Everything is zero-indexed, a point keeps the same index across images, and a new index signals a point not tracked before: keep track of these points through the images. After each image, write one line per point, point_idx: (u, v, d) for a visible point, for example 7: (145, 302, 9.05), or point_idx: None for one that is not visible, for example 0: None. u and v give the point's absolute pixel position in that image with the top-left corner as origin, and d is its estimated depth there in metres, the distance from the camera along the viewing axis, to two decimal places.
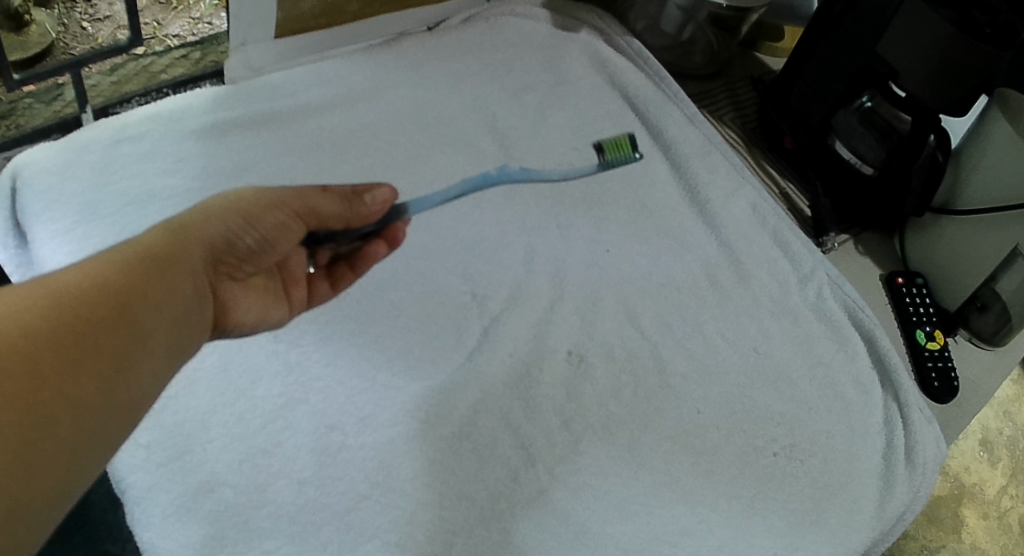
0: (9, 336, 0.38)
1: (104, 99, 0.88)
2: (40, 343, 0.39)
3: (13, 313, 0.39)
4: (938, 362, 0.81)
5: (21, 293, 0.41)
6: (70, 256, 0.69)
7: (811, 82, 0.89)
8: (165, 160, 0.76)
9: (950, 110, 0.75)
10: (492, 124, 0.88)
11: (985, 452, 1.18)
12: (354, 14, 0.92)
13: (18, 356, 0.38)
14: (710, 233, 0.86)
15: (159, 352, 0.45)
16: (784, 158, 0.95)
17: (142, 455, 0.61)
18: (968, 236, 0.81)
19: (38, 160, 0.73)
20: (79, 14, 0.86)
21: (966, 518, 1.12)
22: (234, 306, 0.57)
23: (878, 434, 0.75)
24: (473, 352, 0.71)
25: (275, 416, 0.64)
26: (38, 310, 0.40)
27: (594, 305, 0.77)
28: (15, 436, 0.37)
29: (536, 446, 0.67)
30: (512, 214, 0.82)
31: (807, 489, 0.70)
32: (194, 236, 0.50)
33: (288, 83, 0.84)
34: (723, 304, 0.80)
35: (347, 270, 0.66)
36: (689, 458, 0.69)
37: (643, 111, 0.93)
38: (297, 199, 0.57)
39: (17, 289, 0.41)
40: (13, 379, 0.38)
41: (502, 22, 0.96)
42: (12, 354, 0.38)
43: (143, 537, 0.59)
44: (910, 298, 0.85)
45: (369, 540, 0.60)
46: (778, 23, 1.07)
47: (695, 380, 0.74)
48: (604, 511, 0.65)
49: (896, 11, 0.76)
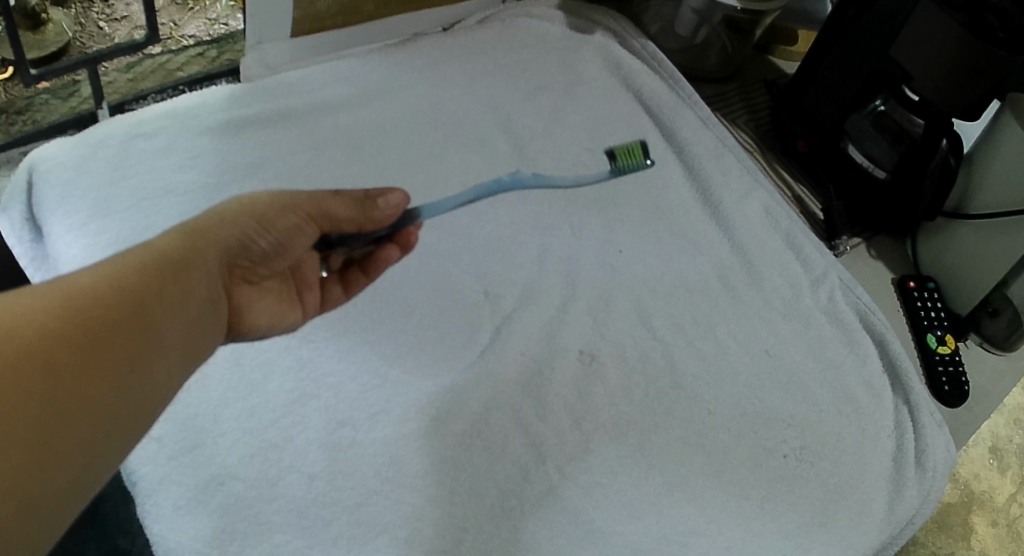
0: (24, 335, 0.39)
1: (121, 95, 0.88)
2: (54, 344, 0.40)
3: (28, 314, 0.40)
4: (949, 366, 0.81)
5: (36, 294, 0.41)
6: (85, 250, 0.69)
7: (825, 85, 0.89)
8: (180, 156, 0.76)
9: (963, 114, 0.76)
10: (506, 124, 0.88)
11: (994, 459, 1.18)
12: (370, 14, 0.92)
13: (32, 356, 0.38)
14: (723, 235, 0.86)
15: (172, 354, 0.46)
16: (797, 162, 0.95)
17: (154, 448, 0.62)
18: (979, 242, 0.81)
19: (54, 155, 0.74)
20: (96, 14, 0.87)
21: (975, 525, 1.12)
22: (248, 308, 0.57)
23: (888, 437, 0.75)
24: (485, 350, 0.72)
25: (287, 412, 0.65)
26: (52, 312, 0.41)
27: (606, 305, 0.77)
28: (30, 435, 0.37)
29: (547, 445, 0.67)
30: (525, 214, 0.82)
31: (817, 491, 0.70)
32: (209, 239, 0.51)
33: (304, 82, 0.84)
34: (734, 306, 0.80)
35: (359, 274, 0.67)
36: (699, 459, 0.70)
37: (656, 113, 0.93)
38: (310, 202, 0.57)
39: (31, 290, 0.41)
40: (29, 377, 0.38)
41: (517, 24, 0.96)
42: (28, 355, 0.38)
43: (154, 529, 0.59)
44: (921, 302, 0.85)
45: (378, 536, 0.60)
46: (790, 27, 1.07)
47: (706, 381, 0.74)
48: (614, 511, 0.65)
49: (910, 15, 0.76)
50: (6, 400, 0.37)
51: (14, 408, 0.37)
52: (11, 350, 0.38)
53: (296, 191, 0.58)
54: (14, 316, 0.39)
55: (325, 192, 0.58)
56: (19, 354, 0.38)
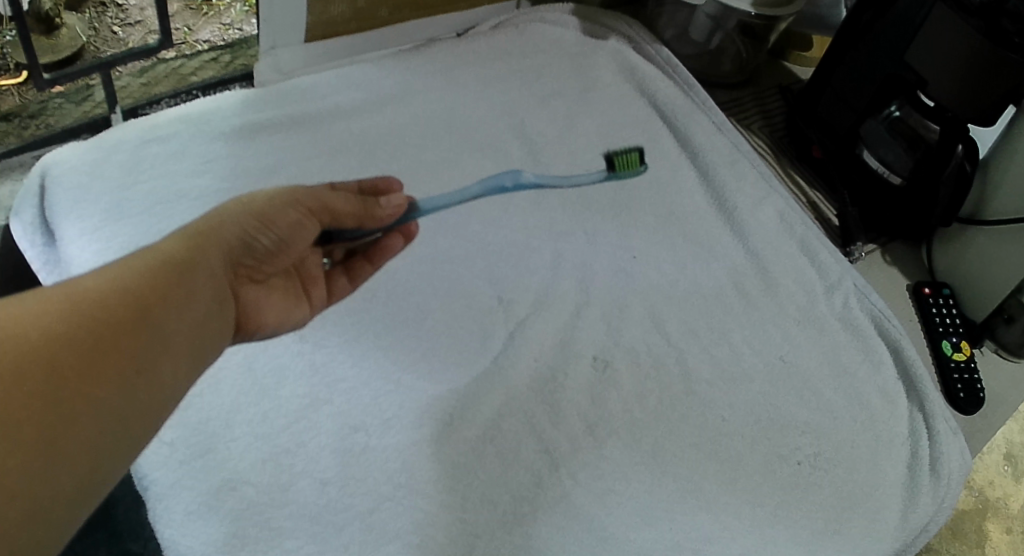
0: (28, 338, 0.39)
1: (134, 100, 0.89)
2: (58, 347, 0.40)
3: (31, 317, 0.40)
4: (964, 373, 0.80)
5: (41, 298, 0.41)
6: (97, 254, 0.69)
7: (839, 88, 0.89)
8: (193, 161, 0.76)
9: (980, 119, 0.74)
10: (520, 129, 0.88)
11: (1009, 466, 1.17)
12: (383, 19, 0.93)
13: (36, 359, 0.38)
14: (738, 241, 0.86)
15: (180, 355, 0.46)
16: (811, 167, 0.95)
17: (165, 452, 0.62)
18: (993, 249, 0.80)
19: (68, 160, 0.74)
20: (111, 18, 0.88)
21: (990, 532, 1.11)
22: (257, 306, 0.57)
23: (903, 444, 0.75)
24: (498, 355, 0.71)
25: (299, 417, 0.64)
26: (56, 315, 0.41)
27: (620, 311, 0.77)
28: (34, 437, 0.37)
29: (560, 450, 0.67)
30: (539, 221, 0.82)
31: (830, 499, 0.70)
32: (212, 240, 0.51)
33: (318, 87, 0.85)
34: (749, 312, 0.80)
35: (365, 263, 0.66)
36: (713, 466, 0.69)
37: (670, 118, 0.93)
38: (309, 196, 0.57)
39: (35, 294, 0.41)
40: (31, 380, 0.38)
41: (532, 30, 0.97)
42: (32, 358, 0.38)
43: (164, 533, 0.59)
44: (936, 309, 0.84)
45: (390, 541, 0.60)
46: (805, 31, 1.08)
47: (720, 388, 0.74)
48: (628, 518, 0.64)
49: (925, 18, 0.75)
50: (10, 403, 0.37)
51: (16, 411, 0.37)
52: (13, 353, 0.38)
53: (295, 187, 0.57)
54: (15, 319, 0.39)
55: (322, 187, 0.58)
56: (23, 356, 0.38)
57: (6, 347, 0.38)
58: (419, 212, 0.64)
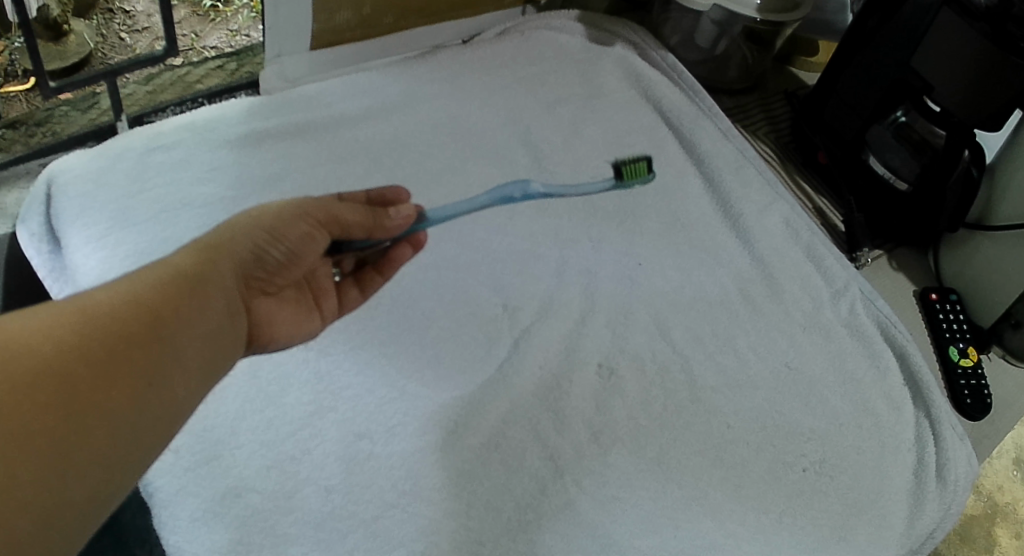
0: (40, 350, 0.39)
1: (140, 108, 0.89)
2: (71, 360, 0.40)
3: (44, 330, 0.40)
4: (971, 379, 0.80)
5: (54, 311, 0.41)
6: (103, 262, 0.69)
7: (847, 95, 0.89)
8: (199, 168, 0.77)
9: (985, 125, 0.74)
10: (526, 136, 0.88)
11: (1018, 471, 1.17)
12: (388, 26, 0.93)
13: (49, 372, 0.39)
14: (744, 248, 0.86)
15: (193, 367, 0.46)
16: (817, 173, 0.95)
17: (171, 459, 0.62)
18: (1001, 254, 0.80)
19: (74, 167, 0.74)
20: (118, 25, 0.87)
21: (999, 538, 1.10)
22: (268, 319, 0.58)
23: (909, 450, 0.74)
24: (503, 362, 0.71)
25: (304, 424, 0.64)
26: (69, 327, 0.41)
27: (625, 318, 0.77)
28: (47, 449, 0.38)
29: (564, 458, 0.67)
30: (544, 228, 0.82)
31: (836, 505, 0.69)
32: (223, 254, 0.51)
33: (323, 94, 0.85)
34: (755, 319, 0.80)
35: (374, 274, 0.66)
36: (719, 473, 0.69)
37: (675, 124, 0.93)
38: (318, 207, 0.56)
39: (49, 306, 0.42)
40: (44, 391, 0.38)
41: (537, 37, 0.97)
42: (45, 370, 0.39)
43: (170, 540, 0.59)
44: (944, 314, 0.84)
45: (394, 548, 0.60)
46: (812, 37, 1.08)
47: (726, 394, 0.74)
48: (632, 524, 0.64)
49: (930, 25, 0.75)
50: (22, 414, 0.37)
51: (25, 421, 0.37)
52: (26, 366, 0.38)
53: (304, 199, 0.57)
54: (29, 331, 0.39)
55: (330, 198, 0.58)
56: (35, 369, 0.38)
57: (21, 359, 0.38)
58: (428, 223, 0.63)
